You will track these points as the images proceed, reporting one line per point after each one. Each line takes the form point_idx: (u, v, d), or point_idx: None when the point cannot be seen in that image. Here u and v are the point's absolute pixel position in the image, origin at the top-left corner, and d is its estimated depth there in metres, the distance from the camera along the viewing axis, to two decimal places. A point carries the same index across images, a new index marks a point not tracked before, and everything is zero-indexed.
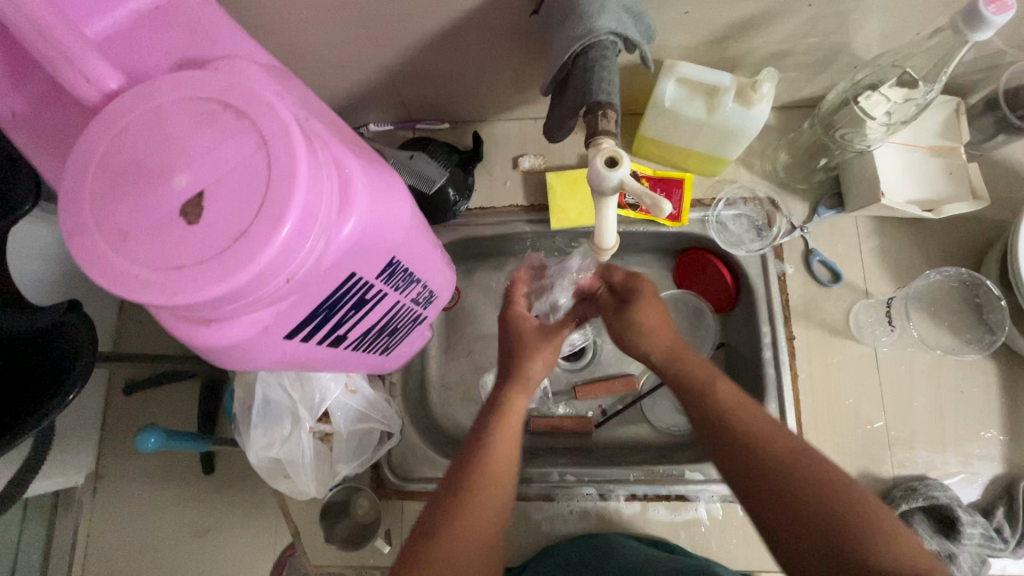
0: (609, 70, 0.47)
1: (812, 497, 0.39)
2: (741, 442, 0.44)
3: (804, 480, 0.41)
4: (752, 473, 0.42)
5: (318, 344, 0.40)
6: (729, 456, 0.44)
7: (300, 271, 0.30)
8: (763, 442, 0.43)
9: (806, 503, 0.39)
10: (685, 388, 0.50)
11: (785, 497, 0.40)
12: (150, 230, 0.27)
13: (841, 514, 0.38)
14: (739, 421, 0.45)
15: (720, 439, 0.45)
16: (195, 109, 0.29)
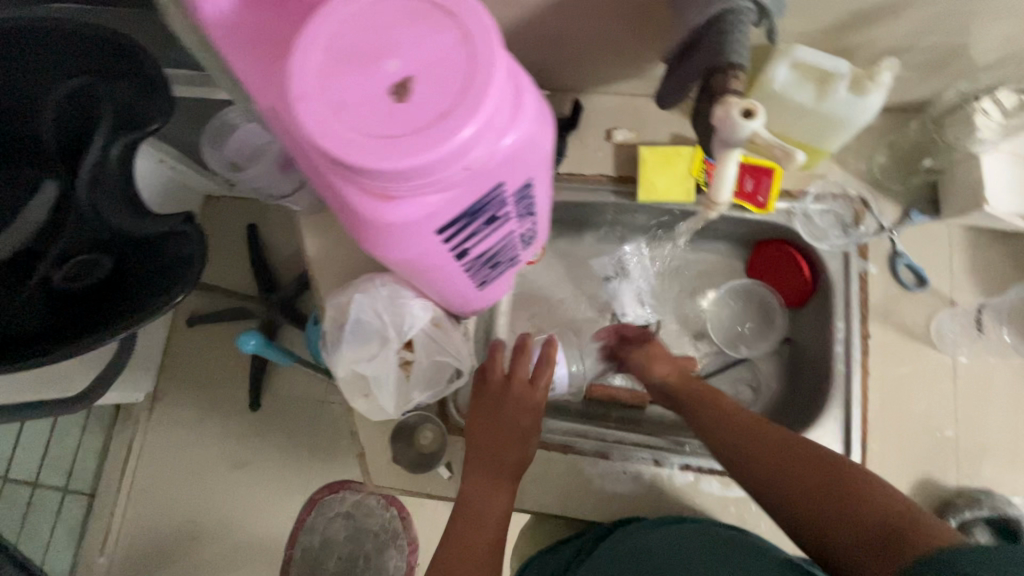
0: (742, 35, 0.49)
1: (800, 466, 0.55)
2: (746, 441, 0.60)
3: (796, 460, 0.55)
4: (765, 472, 0.57)
5: (452, 250, 0.44)
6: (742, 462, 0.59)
7: (476, 162, 0.33)
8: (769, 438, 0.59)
9: (803, 476, 0.54)
10: (705, 406, 0.67)
11: (791, 480, 0.54)
12: (365, 103, 0.31)
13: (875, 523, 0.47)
14: (746, 427, 0.61)
15: (733, 445, 0.61)
16: (409, 6, 0.32)
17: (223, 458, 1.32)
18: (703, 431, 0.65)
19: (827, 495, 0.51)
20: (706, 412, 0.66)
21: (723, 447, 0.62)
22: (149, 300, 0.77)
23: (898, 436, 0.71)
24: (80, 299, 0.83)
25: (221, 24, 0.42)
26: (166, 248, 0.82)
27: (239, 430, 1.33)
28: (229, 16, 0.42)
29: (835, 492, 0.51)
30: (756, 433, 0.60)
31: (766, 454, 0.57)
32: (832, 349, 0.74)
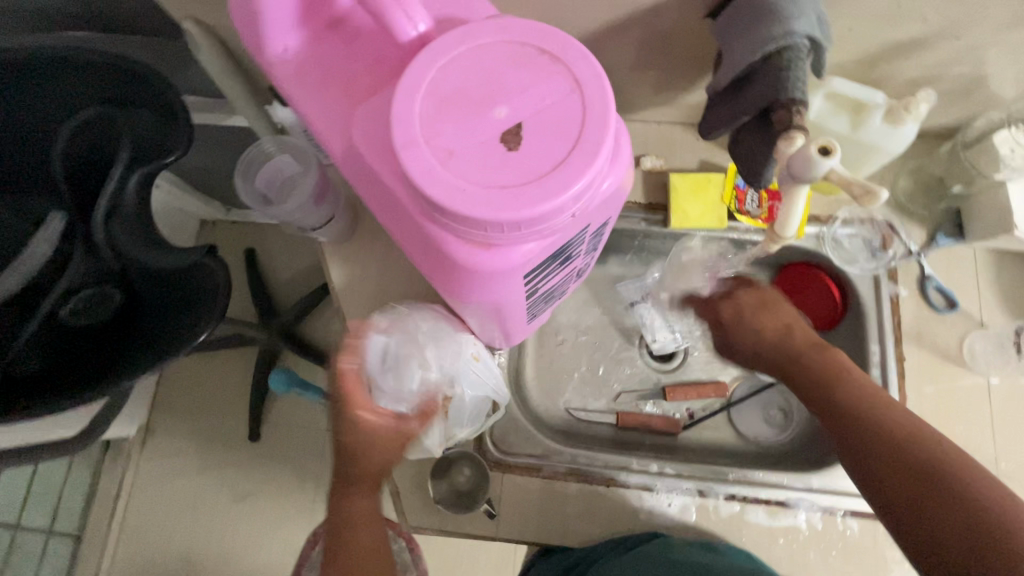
0: (801, 71, 0.50)
1: (959, 499, 0.45)
2: (886, 448, 0.50)
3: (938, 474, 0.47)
4: (904, 488, 0.48)
5: (527, 290, 0.43)
6: (876, 461, 0.51)
7: (581, 208, 0.33)
8: (920, 448, 0.49)
9: (960, 510, 0.44)
10: (836, 385, 0.57)
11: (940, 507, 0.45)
12: (475, 150, 0.30)
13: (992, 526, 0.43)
14: (891, 430, 0.51)
15: (865, 446, 0.52)
16: (514, 51, 0.32)
17: (223, 493, 1.25)
18: (834, 412, 0.56)
19: (981, 537, 0.43)
20: (840, 390, 0.56)
21: (854, 436, 0.53)
22: (167, 340, 0.74)
23: None
24: (88, 337, 0.80)
25: (291, 62, 0.42)
26: (184, 282, 0.78)
27: (241, 466, 1.27)
28: (298, 53, 0.42)
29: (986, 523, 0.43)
30: (900, 439, 0.50)
31: (913, 471, 0.48)
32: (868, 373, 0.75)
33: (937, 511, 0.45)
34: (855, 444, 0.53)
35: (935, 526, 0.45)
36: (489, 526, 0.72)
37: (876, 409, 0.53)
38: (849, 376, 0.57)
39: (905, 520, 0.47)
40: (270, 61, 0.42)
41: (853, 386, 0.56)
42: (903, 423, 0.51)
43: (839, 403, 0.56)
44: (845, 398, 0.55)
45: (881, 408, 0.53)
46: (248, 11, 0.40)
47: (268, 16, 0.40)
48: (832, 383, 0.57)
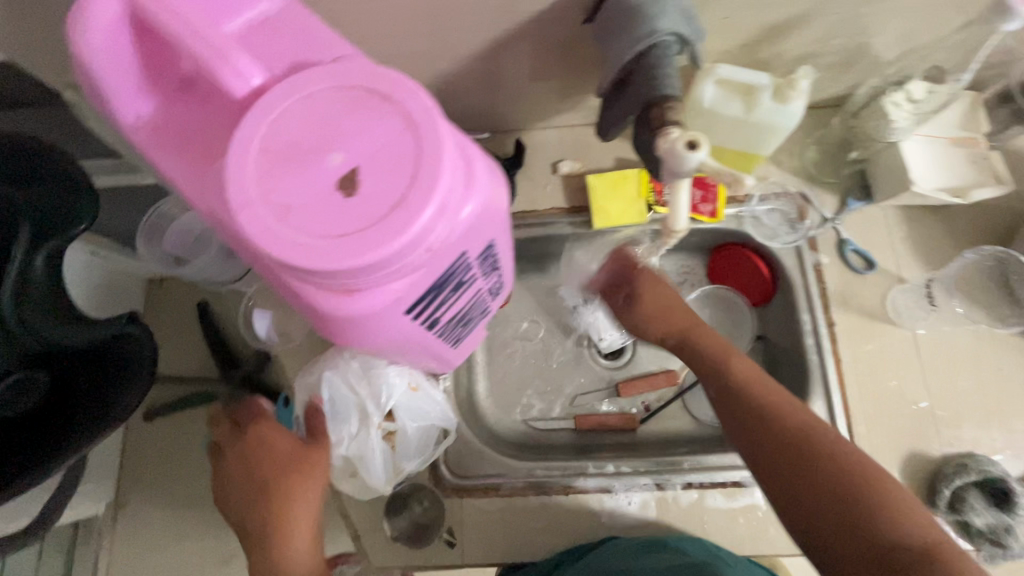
0: (670, 67, 0.51)
1: (823, 470, 0.52)
2: (765, 427, 0.58)
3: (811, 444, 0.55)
4: (785, 461, 0.55)
5: (421, 323, 0.43)
6: (761, 440, 0.58)
7: (437, 242, 0.32)
8: (783, 419, 0.57)
9: (824, 480, 0.52)
10: (723, 371, 0.64)
11: (809, 477, 0.53)
12: (312, 202, 0.30)
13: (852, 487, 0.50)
14: (776, 411, 0.58)
15: (751, 424, 0.59)
16: (344, 96, 0.31)
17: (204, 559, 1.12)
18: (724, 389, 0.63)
19: (838, 501, 0.50)
20: (728, 374, 0.64)
21: (742, 415, 0.60)
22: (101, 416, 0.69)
23: (880, 416, 0.73)
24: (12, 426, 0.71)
25: (144, 126, 0.40)
26: (112, 353, 0.73)
27: None
28: (150, 117, 0.40)
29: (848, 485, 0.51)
30: (772, 413, 0.58)
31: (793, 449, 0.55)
32: (803, 342, 0.76)
33: (805, 473, 0.53)
34: (750, 429, 0.59)
35: (809, 496, 0.52)
36: (452, 557, 0.70)
37: (755, 393, 0.61)
38: (738, 360, 0.65)
39: (788, 491, 0.54)
40: (125, 129, 0.41)
41: (739, 372, 0.63)
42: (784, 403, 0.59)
43: (728, 387, 0.63)
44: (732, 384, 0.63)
45: (766, 390, 0.61)
46: (88, 82, 0.38)
47: (110, 83, 0.38)
48: (720, 372, 0.65)
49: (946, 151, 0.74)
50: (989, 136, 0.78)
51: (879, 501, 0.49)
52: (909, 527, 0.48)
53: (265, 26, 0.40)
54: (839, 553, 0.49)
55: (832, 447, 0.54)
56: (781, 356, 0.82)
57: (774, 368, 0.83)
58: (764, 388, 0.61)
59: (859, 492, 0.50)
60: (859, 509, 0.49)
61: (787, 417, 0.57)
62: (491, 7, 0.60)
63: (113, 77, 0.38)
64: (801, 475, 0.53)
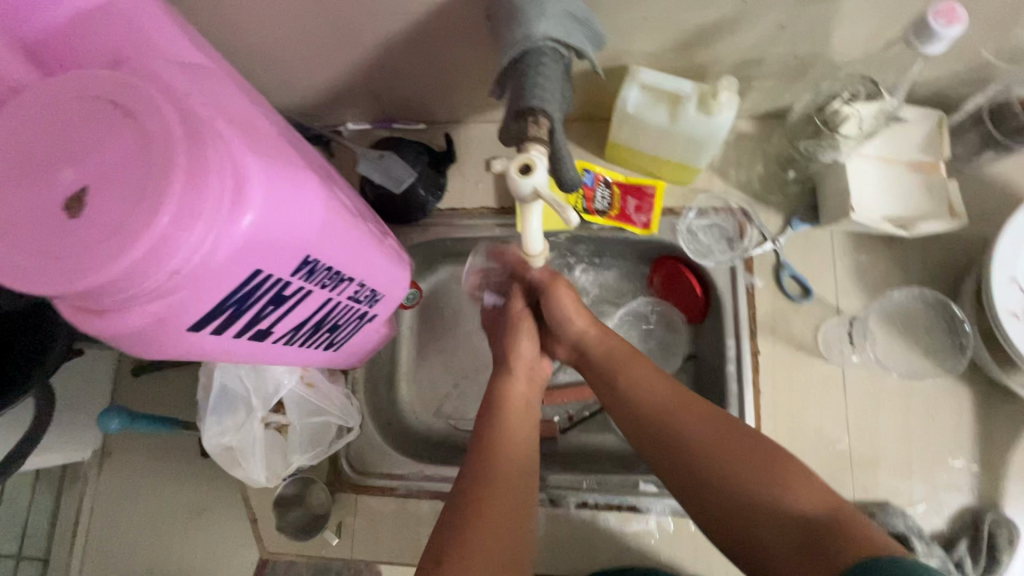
0: (545, 76, 0.47)
1: (705, 460, 0.51)
2: (657, 432, 0.55)
3: (699, 448, 0.52)
4: (686, 467, 0.52)
5: (237, 337, 0.41)
6: (660, 447, 0.54)
7: (187, 266, 0.31)
8: (670, 425, 0.54)
9: (714, 469, 0.51)
10: (617, 377, 0.60)
11: (704, 474, 0.51)
12: (33, 221, 0.28)
13: (743, 468, 0.50)
14: (666, 415, 0.55)
15: (645, 430, 0.56)
16: (86, 106, 0.30)
17: None
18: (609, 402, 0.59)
19: (732, 489, 0.49)
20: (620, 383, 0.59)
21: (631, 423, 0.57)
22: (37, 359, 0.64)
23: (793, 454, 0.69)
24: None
25: None
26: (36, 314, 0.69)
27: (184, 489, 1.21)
28: None
29: (741, 471, 0.49)
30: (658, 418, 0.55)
31: (686, 453, 0.52)
32: (725, 368, 0.72)
33: (695, 476, 0.51)
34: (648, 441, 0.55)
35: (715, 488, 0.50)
36: (337, 551, 0.71)
37: (647, 396, 0.57)
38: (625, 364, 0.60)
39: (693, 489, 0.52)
40: None
41: (626, 376, 0.59)
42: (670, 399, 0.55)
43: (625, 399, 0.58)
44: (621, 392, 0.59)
45: (649, 388, 0.57)
46: None
47: None
48: (616, 380, 0.60)
49: (899, 177, 0.67)
50: (958, 160, 0.71)
51: (759, 471, 0.49)
52: (797, 498, 0.47)
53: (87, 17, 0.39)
54: (756, 543, 0.47)
55: (710, 431, 0.53)
56: (707, 378, 0.78)
57: (699, 391, 0.80)
58: (657, 387, 0.57)
59: (747, 478, 0.49)
60: (738, 484, 0.49)
61: (679, 420, 0.54)
62: None
63: None
64: (690, 465, 0.52)
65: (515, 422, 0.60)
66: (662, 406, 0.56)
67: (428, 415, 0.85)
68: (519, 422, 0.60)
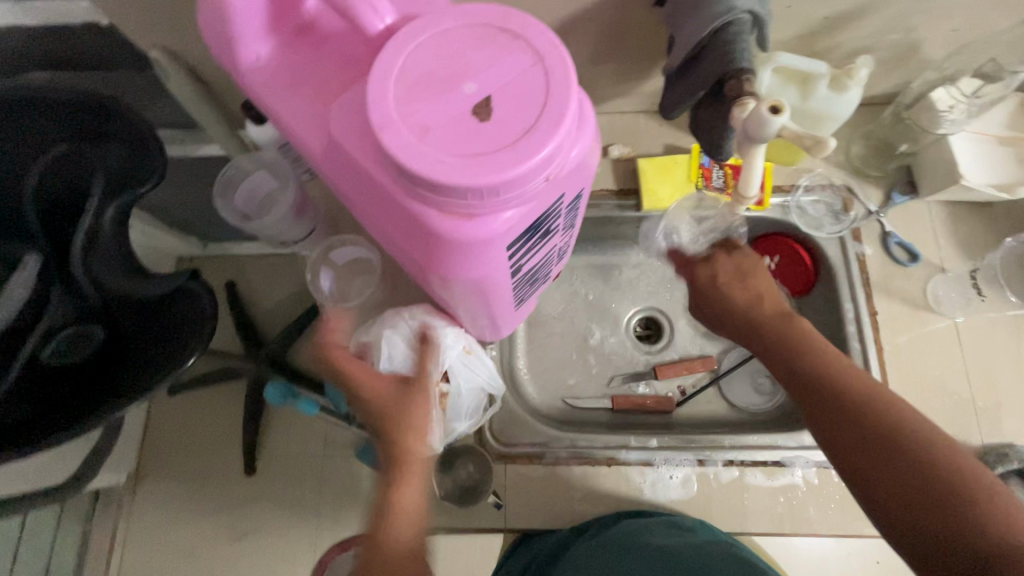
0: (745, 43, 0.54)
1: (878, 461, 0.48)
2: (830, 388, 0.53)
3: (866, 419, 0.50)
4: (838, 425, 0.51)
5: (511, 266, 0.45)
6: (842, 437, 0.51)
7: (554, 172, 0.35)
8: (844, 379, 0.53)
9: (899, 481, 0.47)
10: (797, 354, 0.57)
11: (878, 472, 0.48)
12: (448, 125, 0.32)
13: (929, 468, 0.46)
14: (845, 402, 0.52)
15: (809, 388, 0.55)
16: (477, 32, 0.34)
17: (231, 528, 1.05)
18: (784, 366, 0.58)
19: (920, 494, 0.45)
20: (805, 359, 0.56)
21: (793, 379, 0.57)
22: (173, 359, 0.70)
23: (920, 404, 0.74)
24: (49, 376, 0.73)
25: (263, 69, 0.44)
26: (168, 311, 0.75)
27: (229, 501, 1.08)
28: (269, 60, 0.44)
29: (914, 475, 0.46)
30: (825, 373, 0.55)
31: (872, 444, 0.49)
32: (845, 330, 0.78)
33: (854, 434, 0.50)
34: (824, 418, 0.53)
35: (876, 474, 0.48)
36: (498, 518, 0.72)
37: (832, 372, 0.54)
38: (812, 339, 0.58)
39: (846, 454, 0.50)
40: (245, 70, 0.44)
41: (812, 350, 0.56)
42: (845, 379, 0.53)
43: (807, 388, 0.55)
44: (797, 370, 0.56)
45: (834, 365, 0.55)
46: (218, 22, 0.42)
47: (239, 25, 0.41)
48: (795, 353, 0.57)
49: (993, 148, 0.76)
50: None
51: (930, 477, 0.45)
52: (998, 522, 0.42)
53: None
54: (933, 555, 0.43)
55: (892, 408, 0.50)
56: None
57: None
58: (837, 367, 0.55)
59: (955, 492, 0.44)
60: (942, 489, 0.44)
61: (870, 417, 0.50)
62: None
63: (245, 19, 0.41)
64: (889, 474, 0.47)
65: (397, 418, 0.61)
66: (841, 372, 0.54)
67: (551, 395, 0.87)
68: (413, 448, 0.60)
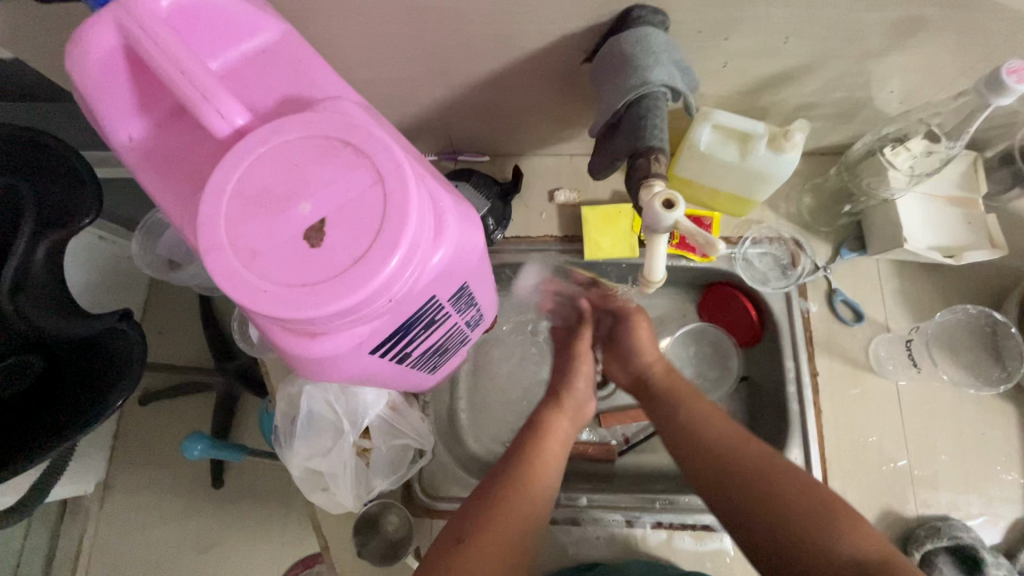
0: (659, 117, 0.52)
1: (741, 485, 0.56)
2: (700, 434, 0.62)
3: (728, 456, 0.58)
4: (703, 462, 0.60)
5: (390, 359, 0.43)
6: (709, 459, 0.59)
7: (400, 292, 0.33)
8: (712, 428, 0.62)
9: (757, 499, 0.54)
10: (678, 405, 0.66)
11: (742, 491, 0.55)
12: (278, 250, 0.31)
13: (787, 493, 0.53)
14: (718, 443, 0.60)
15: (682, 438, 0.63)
16: (318, 145, 0.32)
17: (184, 547, 1.05)
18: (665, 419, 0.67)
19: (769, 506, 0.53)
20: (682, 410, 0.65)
21: (672, 426, 0.65)
22: (98, 404, 0.69)
23: (855, 471, 0.72)
24: None
25: (135, 148, 0.42)
26: (101, 349, 0.73)
27: (179, 524, 1.07)
28: (142, 139, 0.42)
29: (767, 499, 0.53)
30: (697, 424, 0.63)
31: (734, 472, 0.57)
32: (785, 389, 0.76)
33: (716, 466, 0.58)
34: (694, 457, 0.61)
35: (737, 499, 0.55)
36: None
37: (708, 423, 0.62)
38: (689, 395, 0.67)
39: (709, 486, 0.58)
40: (117, 148, 0.42)
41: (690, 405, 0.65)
42: (706, 416, 0.63)
43: (682, 423, 0.64)
44: (675, 419, 0.65)
45: (708, 417, 0.63)
46: (85, 103, 0.40)
47: (105, 108, 0.40)
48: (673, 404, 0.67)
49: (941, 209, 0.74)
50: (988, 196, 0.77)
51: (786, 497, 0.53)
52: (840, 528, 0.49)
53: (260, 60, 0.42)
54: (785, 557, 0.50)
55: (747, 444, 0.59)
56: (763, 401, 0.81)
57: (754, 412, 0.83)
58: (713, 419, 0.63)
59: (806, 506, 0.51)
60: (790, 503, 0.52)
61: (725, 452, 0.59)
62: (490, 41, 0.60)
63: (108, 103, 0.40)
64: (747, 494, 0.55)
65: (552, 439, 0.68)
66: (713, 423, 0.62)
67: (490, 441, 0.86)
68: (554, 449, 0.67)
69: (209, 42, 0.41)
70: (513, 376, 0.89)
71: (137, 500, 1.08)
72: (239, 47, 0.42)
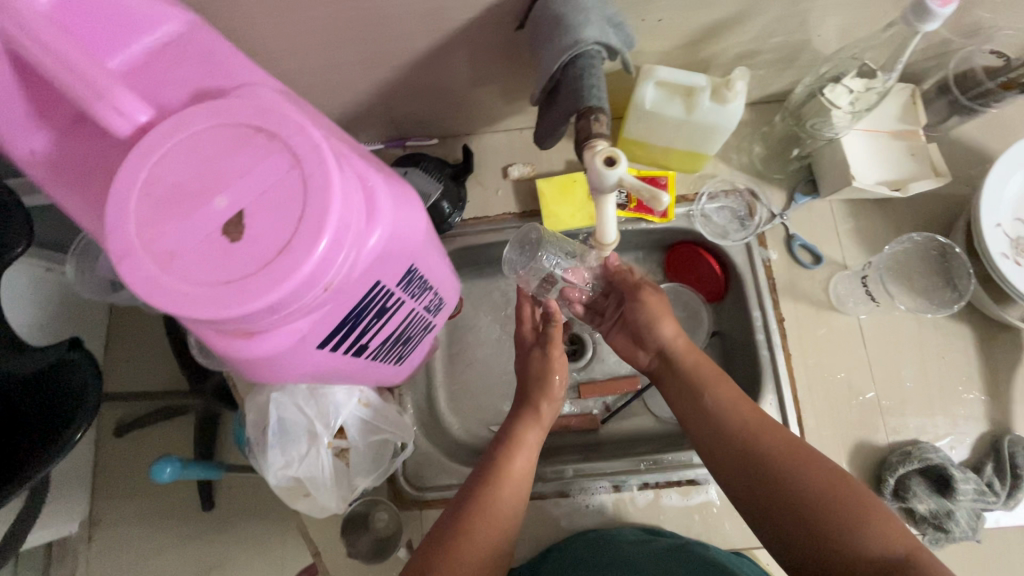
0: (596, 77, 0.51)
1: (776, 484, 0.53)
2: (727, 424, 0.58)
3: (752, 451, 0.56)
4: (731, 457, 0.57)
5: (344, 353, 0.42)
6: (734, 453, 0.57)
7: (336, 279, 0.32)
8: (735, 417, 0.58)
9: (784, 496, 0.52)
10: (699, 390, 0.61)
11: (772, 493, 0.53)
12: (196, 249, 0.29)
13: (817, 494, 0.50)
14: (747, 439, 0.56)
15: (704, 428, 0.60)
16: (228, 134, 0.30)
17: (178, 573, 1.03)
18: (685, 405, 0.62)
19: (804, 507, 0.50)
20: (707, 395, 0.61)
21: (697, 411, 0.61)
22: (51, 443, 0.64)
23: (828, 409, 0.74)
24: None
25: (41, 162, 0.39)
26: (59, 382, 0.69)
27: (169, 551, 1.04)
28: (46, 152, 0.39)
29: (797, 497, 0.51)
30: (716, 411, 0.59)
31: (759, 470, 0.54)
32: (755, 338, 0.77)
33: (743, 463, 0.56)
34: (721, 453, 0.58)
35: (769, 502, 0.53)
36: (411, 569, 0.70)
37: (726, 414, 0.59)
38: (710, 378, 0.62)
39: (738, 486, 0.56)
40: (21, 164, 0.39)
41: (713, 390, 0.61)
42: (728, 406, 0.59)
43: (708, 413, 0.60)
44: (702, 414, 0.60)
45: (728, 407, 0.59)
46: None
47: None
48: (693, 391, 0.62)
49: (885, 144, 0.75)
50: (930, 126, 0.79)
51: (817, 499, 0.50)
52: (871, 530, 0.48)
53: (166, 55, 0.39)
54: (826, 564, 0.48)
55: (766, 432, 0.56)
56: (735, 353, 0.82)
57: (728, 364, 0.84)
58: (726, 407, 0.59)
59: (833, 510, 0.49)
60: (824, 503, 0.50)
61: (750, 446, 0.56)
62: (418, 17, 0.58)
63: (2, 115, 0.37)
64: (774, 492, 0.53)
65: (522, 449, 0.63)
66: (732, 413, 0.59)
67: (474, 425, 0.85)
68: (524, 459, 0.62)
69: (103, 39, 0.38)
70: (489, 357, 0.88)
71: (122, 532, 1.05)
72: (142, 42, 0.39)
